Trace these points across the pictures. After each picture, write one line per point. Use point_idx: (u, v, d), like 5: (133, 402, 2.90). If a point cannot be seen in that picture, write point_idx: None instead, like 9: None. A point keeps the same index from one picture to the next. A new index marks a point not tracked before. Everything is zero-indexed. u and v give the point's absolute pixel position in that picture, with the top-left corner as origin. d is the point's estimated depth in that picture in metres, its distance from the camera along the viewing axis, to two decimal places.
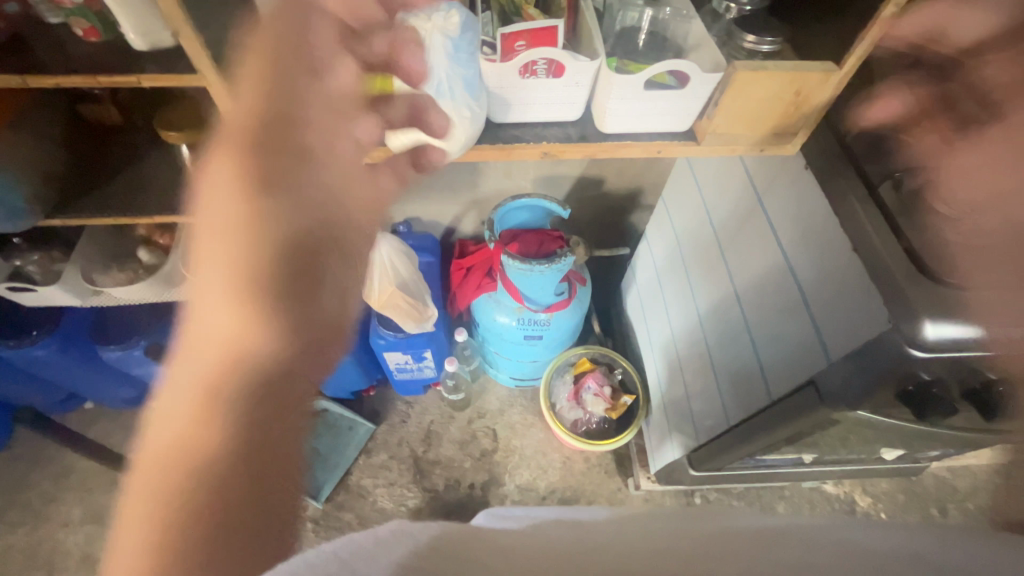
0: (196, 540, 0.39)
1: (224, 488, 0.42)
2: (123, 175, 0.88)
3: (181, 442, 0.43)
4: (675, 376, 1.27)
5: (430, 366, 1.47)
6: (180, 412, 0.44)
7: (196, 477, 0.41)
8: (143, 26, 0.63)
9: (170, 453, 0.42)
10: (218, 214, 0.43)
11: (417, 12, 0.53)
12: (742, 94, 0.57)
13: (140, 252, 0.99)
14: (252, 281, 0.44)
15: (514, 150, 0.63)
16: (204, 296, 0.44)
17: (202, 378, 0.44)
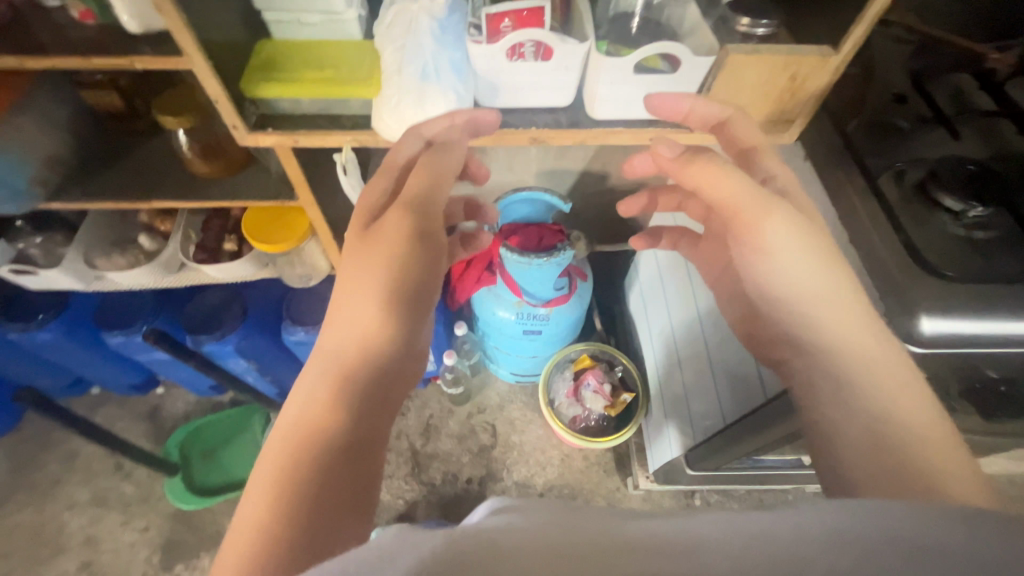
0: (311, 518, 0.39)
1: (335, 476, 0.42)
2: (123, 161, 0.90)
3: (309, 423, 0.44)
4: (675, 377, 1.24)
5: (430, 359, 1.47)
6: (313, 398, 0.46)
7: (317, 459, 0.42)
8: (136, 10, 0.63)
9: (297, 431, 0.44)
10: (390, 248, 0.50)
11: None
12: (736, 77, 0.55)
13: (141, 237, 1.01)
14: (400, 310, 0.50)
15: (503, 135, 0.62)
16: (356, 307, 0.50)
17: (339, 375, 0.47)
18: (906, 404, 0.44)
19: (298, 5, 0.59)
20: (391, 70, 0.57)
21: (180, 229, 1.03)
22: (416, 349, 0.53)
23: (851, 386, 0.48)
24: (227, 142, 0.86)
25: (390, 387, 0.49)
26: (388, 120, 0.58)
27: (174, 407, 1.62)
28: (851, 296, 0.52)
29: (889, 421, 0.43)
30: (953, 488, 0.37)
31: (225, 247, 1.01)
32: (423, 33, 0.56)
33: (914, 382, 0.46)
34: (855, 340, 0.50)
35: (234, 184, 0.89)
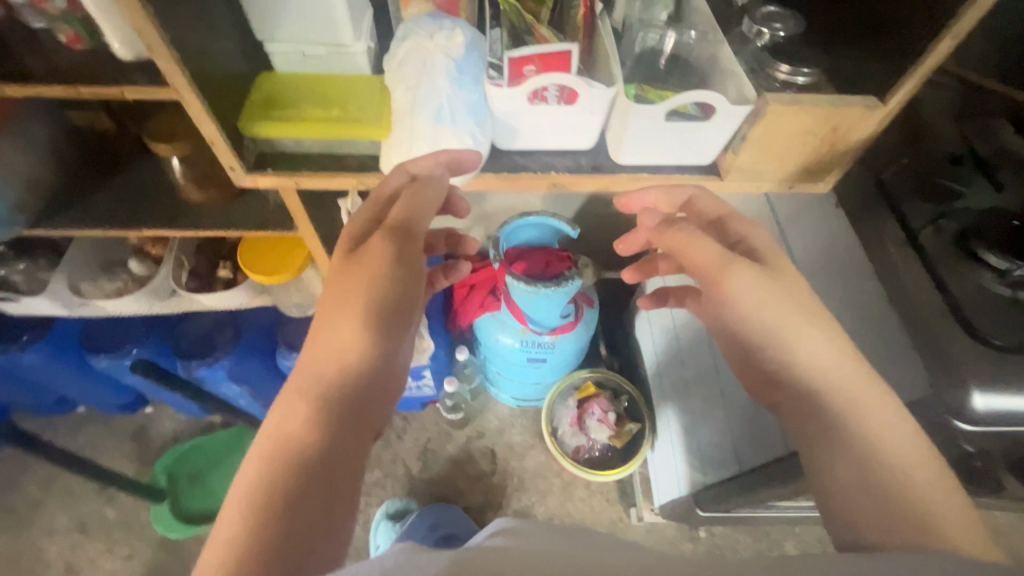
0: (282, 543, 0.38)
1: (308, 493, 0.41)
2: (110, 184, 0.85)
3: (284, 444, 0.43)
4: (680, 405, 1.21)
5: (429, 384, 1.42)
6: (290, 418, 0.44)
7: (292, 480, 0.41)
8: (126, 34, 0.58)
9: (272, 452, 0.42)
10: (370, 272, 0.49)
11: (420, 32, 0.54)
12: (775, 129, 0.52)
13: (131, 262, 0.97)
14: (379, 331, 0.49)
15: (519, 179, 0.57)
16: (336, 328, 0.48)
17: (317, 394, 0.46)
18: (898, 445, 0.45)
19: (301, 37, 0.55)
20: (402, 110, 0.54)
21: (172, 255, 0.98)
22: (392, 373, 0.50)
23: (842, 431, 0.47)
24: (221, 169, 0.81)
25: (359, 412, 0.47)
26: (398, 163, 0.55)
27: (161, 428, 1.56)
28: (820, 333, 0.51)
29: (900, 470, 0.43)
30: (953, 535, 0.38)
31: (218, 274, 0.97)
32: (439, 71, 0.53)
33: (892, 418, 0.46)
34: (830, 374, 0.49)
35: (227, 212, 0.84)
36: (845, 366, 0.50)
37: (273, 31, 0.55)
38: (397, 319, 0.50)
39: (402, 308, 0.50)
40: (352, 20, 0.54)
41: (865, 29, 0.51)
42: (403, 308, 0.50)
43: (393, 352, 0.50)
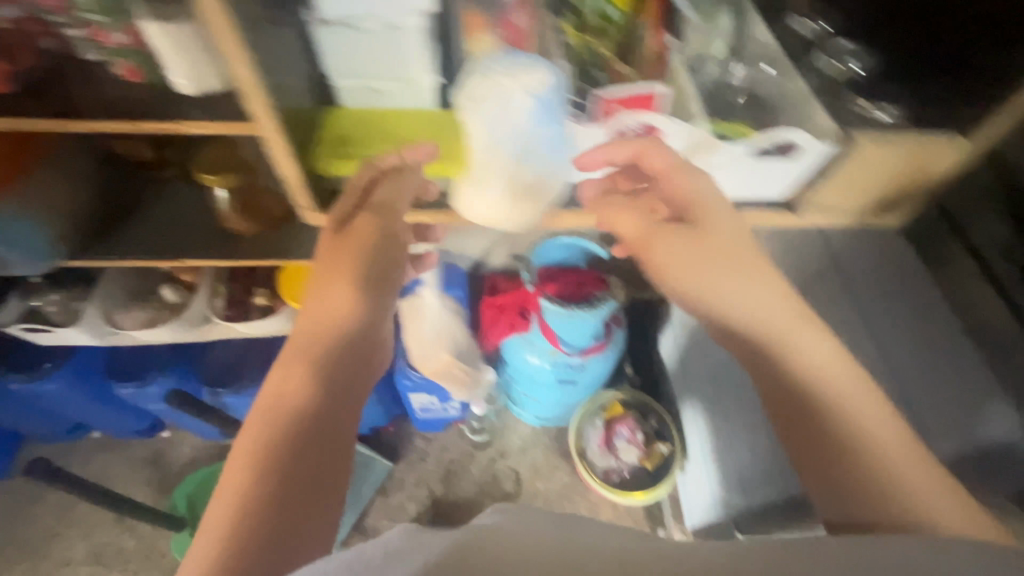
0: (288, 488, 0.45)
1: (321, 444, 0.48)
2: (149, 213, 0.83)
3: (293, 403, 0.50)
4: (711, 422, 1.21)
5: (456, 406, 1.39)
6: (296, 382, 0.51)
7: (306, 432, 0.48)
8: (192, 69, 0.57)
9: (283, 411, 0.49)
10: (355, 251, 0.58)
11: (495, 69, 0.50)
12: (855, 169, 0.53)
13: (165, 290, 0.95)
14: (364, 298, 0.58)
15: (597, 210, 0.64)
16: (330, 300, 0.56)
17: (316, 357, 0.53)
18: (861, 418, 0.50)
19: (373, 73, 0.55)
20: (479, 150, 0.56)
21: (206, 282, 0.96)
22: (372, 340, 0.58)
23: (820, 413, 0.51)
24: (268, 198, 0.81)
25: (346, 376, 0.54)
26: (468, 199, 0.60)
27: (179, 452, 1.53)
28: (750, 286, 0.58)
29: (870, 453, 0.48)
30: (938, 518, 0.43)
31: (255, 301, 0.94)
32: (519, 118, 0.52)
33: (857, 391, 0.51)
34: (765, 333, 0.56)
35: (271, 240, 0.84)
36: (808, 345, 0.54)
37: (344, 67, 0.55)
38: (373, 293, 0.59)
39: (377, 285, 0.59)
40: (427, 57, 0.54)
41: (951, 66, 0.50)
42: (380, 284, 0.60)
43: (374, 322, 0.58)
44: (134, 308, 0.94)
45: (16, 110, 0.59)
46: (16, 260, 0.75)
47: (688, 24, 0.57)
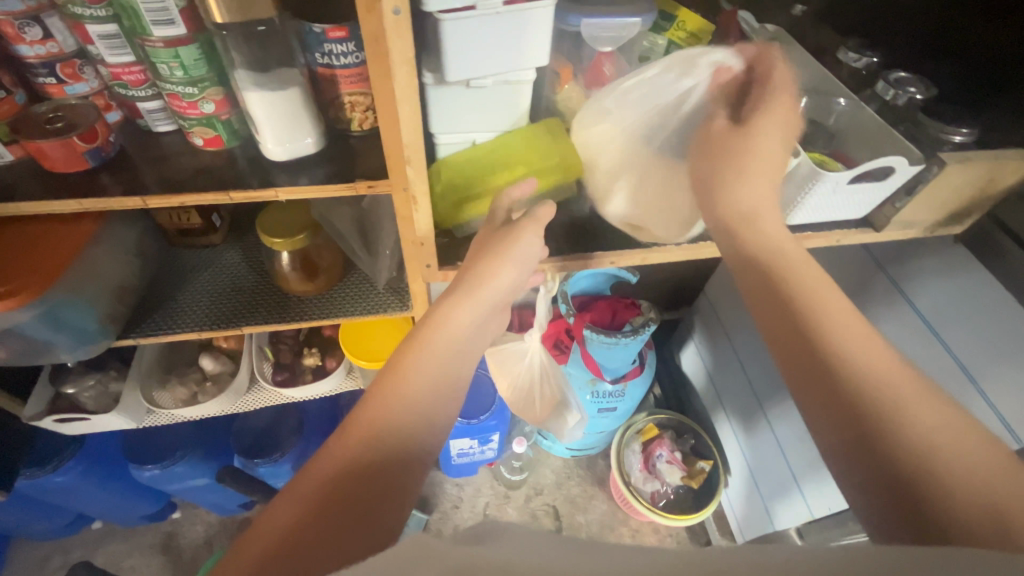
0: (348, 497, 0.42)
1: (379, 477, 0.44)
2: (199, 282, 0.80)
3: (371, 425, 0.46)
4: (753, 415, 1.23)
5: (494, 447, 1.35)
6: (374, 398, 0.48)
7: (373, 464, 0.44)
8: (284, 134, 0.56)
9: (356, 428, 0.46)
10: (468, 279, 0.53)
11: (648, 71, 0.55)
12: (941, 187, 0.56)
13: (204, 360, 0.89)
14: (474, 305, 0.53)
15: (697, 248, 0.65)
16: (444, 314, 0.53)
17: (412, 360, 0.51)
18: (926, 408, 0.40)
19: (476, 127, 0.55)
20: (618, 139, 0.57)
21: (251, 347, 0.92)
22: (466, 345, 0.54)
23: (847, 374, 0.43)
24: (326, 252, 0.79)
25: (432, 383, 0.50)
26: (606, 196, 0.60)
27: (191, 533, 1.40)
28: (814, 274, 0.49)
29: (941, 459, 0.38)
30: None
31: (305, 362, 0.91)
32: (664, 97, 0.55)
33: (898, 363, 0.43)
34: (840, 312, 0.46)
35: (333, 297, 0.81)
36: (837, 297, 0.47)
37: (448, 124, 0.55)
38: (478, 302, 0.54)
39: (484, 294, 0.54)
40: (527, 108, 0.56)
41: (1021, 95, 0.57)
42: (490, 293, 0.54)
43: (472, 326, 0.54)
44: (173, 383, 0.90)
45: (88, 187, 0.56)
46: (61, 345, 0.70)
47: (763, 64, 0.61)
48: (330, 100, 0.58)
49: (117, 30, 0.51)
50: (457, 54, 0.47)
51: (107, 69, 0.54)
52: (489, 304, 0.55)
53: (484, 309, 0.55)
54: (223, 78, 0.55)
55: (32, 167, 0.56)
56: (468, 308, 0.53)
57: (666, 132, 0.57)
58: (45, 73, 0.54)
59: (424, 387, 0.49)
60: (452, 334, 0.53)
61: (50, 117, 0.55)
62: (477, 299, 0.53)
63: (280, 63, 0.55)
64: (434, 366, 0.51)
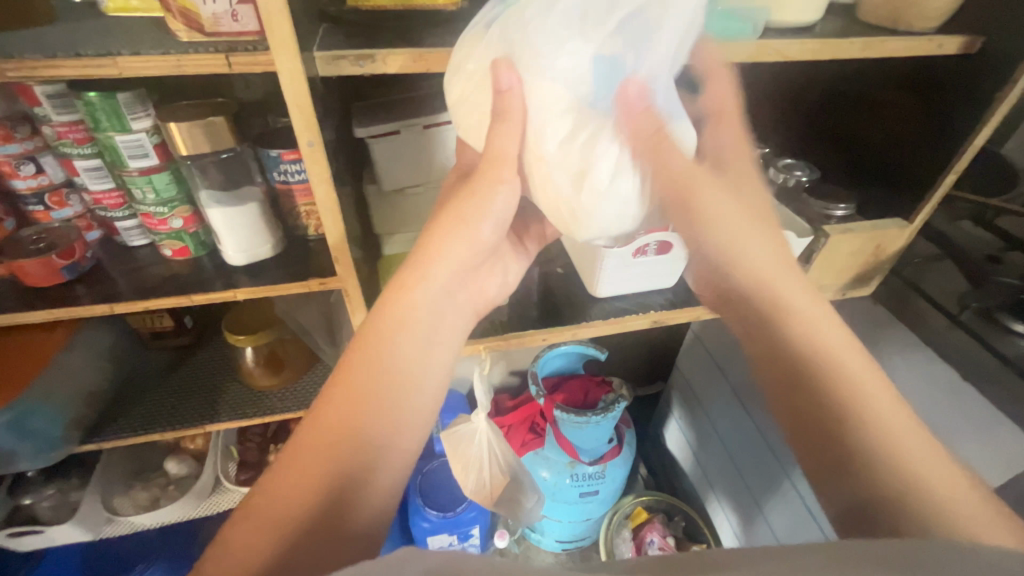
0: (332, 497, 0.37)
1: (365, 461, 0.39)
2: (167, 383, 0.82)
3: (342, 413, 0.40)
4: (747, 506, 1.18)
5: (477, 544, 1.27)
6: (338, 400, 0.41)
7: (357, 461, 0.39)
8: (244, 243, 0.63)
9: (319, 436, 0.39)
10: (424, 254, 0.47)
11: None
12: (833, 256, 0.63)
13: (169, 463, 0.89)
14: (448, 263, 0.47)
15: (628, 322, 0.67)
16: (410, 278, 0.46)
17: (384, 332, 0.44)
18: (893, 415, 0.41)
19: (413, 225, 0.62)
20: (585, 104, 0.43)
21: (217, 447, 0.92)
22: (442, 311, 0.48)
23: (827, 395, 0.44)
24: (290, 347, 0.84)
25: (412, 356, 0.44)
26: (588, 205, 0.46)
27: None
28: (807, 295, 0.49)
29: (898, 459, 0.39)
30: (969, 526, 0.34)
31: (271, 460, 0.91)
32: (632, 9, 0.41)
33: (879, 384, 0.43)
34: (825, 332, 0.46)
35: (297, 390, 0.83)
36: (818, 316, 0.48)
37: (387, 225, 0.62)
38: (452, 263, 0.48)
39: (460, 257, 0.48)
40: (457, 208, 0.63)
41: (895, 176, 0.67)
42: (463, 254, 0.48)
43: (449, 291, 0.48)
44: (135, 488, 0.89)
45: (63, 299, 0.61)
46: (23, 453, 0.72)
47: None
48: (288, 209, 0.65)
49: (99, 163, 0.59)
50: (388, 168, 0.55)
51: (90, 195, 0.62)
52: (466, 262, 0.49)
53: (462, 272, 0.49)
54: (191, 198, 0.63)
55: (12, 284, 0.62)
56: (439, 273, 0.47)
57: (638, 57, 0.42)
58: (34, 202, 0.61)
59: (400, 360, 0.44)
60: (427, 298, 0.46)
61: (35, 239, 0.62)
62: (454, 263, 0.48)
63: (242, 181, 0.63)
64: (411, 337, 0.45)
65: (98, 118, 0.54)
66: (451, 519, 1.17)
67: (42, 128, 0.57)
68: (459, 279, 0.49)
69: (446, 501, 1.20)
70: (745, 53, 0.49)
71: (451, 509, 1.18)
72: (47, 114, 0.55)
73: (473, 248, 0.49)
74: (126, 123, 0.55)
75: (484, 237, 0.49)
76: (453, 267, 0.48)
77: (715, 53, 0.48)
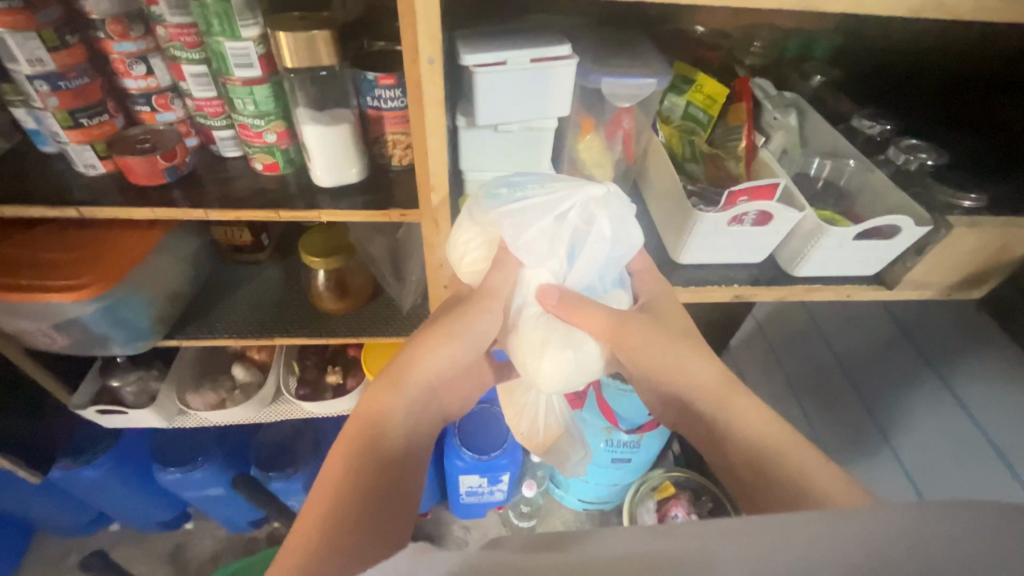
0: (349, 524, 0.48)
1: (375, 499, 0.51)
2: (242, 294, 0.87)
3: (351, 462, 0.53)
4: None
5: (503, 489, 1.31)
6: (343, 454, 0.54)
7: (366, 503, 0.50)
8: (332, 165, 0.64)
9: (330, 481, 0.51)
10: (404, 357, 0.60)
11: (540, 213, 0.56)
12: (951, 250, 0.58)
13: (237, 369, 0.96)
14: (436, 359, 0.60)
15: (709, 292, 0.64)
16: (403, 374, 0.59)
17: (376, 413, 0.57)
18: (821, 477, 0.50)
19: (502, 166, 0.61)
20: (544, 302, 0.57)
21: (280, 361, 0.98)
22: (427, 400, 0.61)
23: (783, 476, 0.52)
24: (358, 275, 0.85)
25: (406, 431, 0.58)
26: (549, 371, 0.57)
27: (200, 548, 1.25)
28: (740, 400, 0.59)
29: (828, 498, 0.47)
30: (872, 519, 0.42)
31: (328, 379, 0.96)
32: (565, 235, 0.57)
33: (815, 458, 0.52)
34: (762, 433, 0.56)
35: (361, 317, 0.86)
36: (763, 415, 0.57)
37: (475, 163, 0.61)
38: (437, 357, 0.60)
39: (448, 358, 0.60)
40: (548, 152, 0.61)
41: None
42: (449, 353, 0.60)
43: (433, 382, 0.61)
44: (205, 388, 0.96)
45: (161, 200, 0.63)
46: (115, 338, 0.77)
47: (773, 126, 0.67)
48: (377, 137, 0.65)
49: (205, 70, 0.60)
50: (487, 102, 0.54)
51: (193, 102, 0.64)
52: (448, 358, 0.61)
53: (446, 365, 0.61)
54: (287, 115, 0.64)
55: (116, 179, 0.65)
56: (428, 369, 0.60)
57: (576, 262, 0.58)
58: (143, 102, 0.64)
59: (396, 434, 0.57)
60: (415, 388, 0.60)
61: (140, 139, 0.64)
62: (440, 360, 0.60)
63: (336, 102, 0.63)
64: (402, 416, 0.58)
65: (212, 19, 0.54)
66: (485, 462, 1.21)
67: (156, 29, 0.59)
68: (444, 375, 0.62)
69: (482, 445, 1.23)
70: (904, 7, 0.44)
71: (487, 453, 1.22)
72: (163, 15, 0.57)
73: (459, 347, 0.60)
74: (236, 29, 0.55)
75: (466, 337, 0.59)
76: (437, 362, 0.60)
77: (871, 4, 0.43)
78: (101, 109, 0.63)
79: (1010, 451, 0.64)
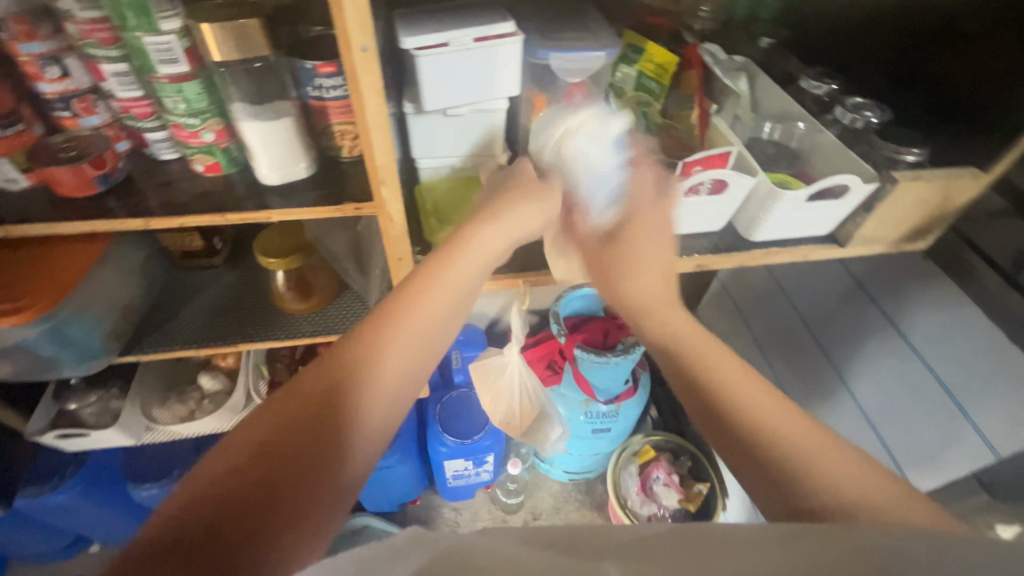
0: (296, 464, 0.37)
1: (337, 446, 0.39)
2: (199, 301, 0.83)
3: (324, 386, 0.42)
4: None
5: (490, 469, 1.32)
6: (325, 370, 0.43)
7: (325, 447, 0.39)
8: (279, 162, 0.61)
9: (298, 400, 0.40)
10: (427, 261, 0.49)
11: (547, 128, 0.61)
12: (897, 206, 0.60)
13: (203, 378, 0.93)
14: (457, 270, 0.50)
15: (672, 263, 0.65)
16: (424, 280, 0.49)
17: (381, 326, 0.46)
18: (803, 435, 0.45)
19: (455, 151, 0.60)
20: None
21: (248, 366, 0.96)
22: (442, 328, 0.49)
23: (747, 413, 0.48)
24: (320, 273, 0.83)
25: (406, 365, 0.45)
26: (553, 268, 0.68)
27: None
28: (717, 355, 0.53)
29: (809, 461, 0.43)
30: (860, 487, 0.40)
31: None
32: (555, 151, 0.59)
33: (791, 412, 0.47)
34: (736, 381, 0.51)
35: (327, 315, 0.83)
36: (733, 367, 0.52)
37: (427, 150, 0.59)
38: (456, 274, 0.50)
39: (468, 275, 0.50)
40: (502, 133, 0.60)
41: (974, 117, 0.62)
42: (471, 267, 0.51)
43: (451, 307, 0.50)
44: (172, 401, 0.93)
45: (96, 212, 0.60)
46: (65, 360, 0.73)
47: (725, 92, 0.67)
48: (323, 130, 0.63)
49: (127, 68, 0.56)
50: (433, 88, 0.52)
51: (118, 103, 0.59)
52: (469, 273, 0.50)
53: (467, 283, 0.50)
54: (223, 112, 0.60)
55: (44, 193, 0.61)
56: (446, 281, 0.49)
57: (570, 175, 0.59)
58: (61, 107, 0.59)
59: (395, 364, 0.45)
60: (426, 304, 0.48)
61: (64, 147, 0.59)
62: (458, 273, 0.50)
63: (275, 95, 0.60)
64: (406, 340, 0.46)
65: (127, 12, 0.50)
66: (468, 445, 1.22)
67: (67, 26, 0.54)
68: (462, 300, 0.50)
69: (464, 429, 1.24)
70: None
71: (470, 436, 1.23)
72: (71, 10, 0.52)
73: (478, 261, 0.51)
74: (155, 22, 0.51)
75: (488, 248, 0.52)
76: (455, 279, 0.49)
77: None
78: (15, 118, 0.58)
79: (957, 388, 0.69)
